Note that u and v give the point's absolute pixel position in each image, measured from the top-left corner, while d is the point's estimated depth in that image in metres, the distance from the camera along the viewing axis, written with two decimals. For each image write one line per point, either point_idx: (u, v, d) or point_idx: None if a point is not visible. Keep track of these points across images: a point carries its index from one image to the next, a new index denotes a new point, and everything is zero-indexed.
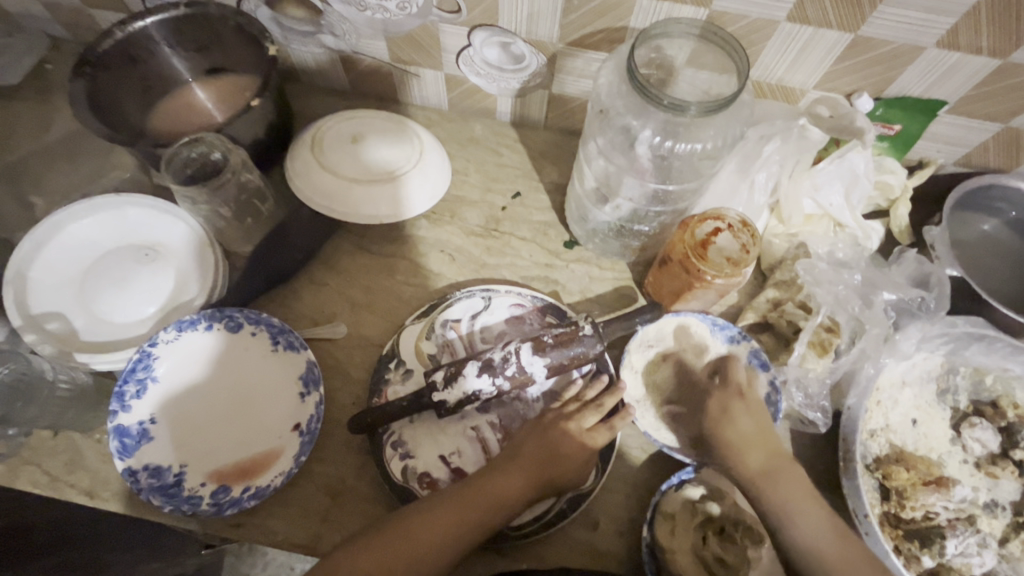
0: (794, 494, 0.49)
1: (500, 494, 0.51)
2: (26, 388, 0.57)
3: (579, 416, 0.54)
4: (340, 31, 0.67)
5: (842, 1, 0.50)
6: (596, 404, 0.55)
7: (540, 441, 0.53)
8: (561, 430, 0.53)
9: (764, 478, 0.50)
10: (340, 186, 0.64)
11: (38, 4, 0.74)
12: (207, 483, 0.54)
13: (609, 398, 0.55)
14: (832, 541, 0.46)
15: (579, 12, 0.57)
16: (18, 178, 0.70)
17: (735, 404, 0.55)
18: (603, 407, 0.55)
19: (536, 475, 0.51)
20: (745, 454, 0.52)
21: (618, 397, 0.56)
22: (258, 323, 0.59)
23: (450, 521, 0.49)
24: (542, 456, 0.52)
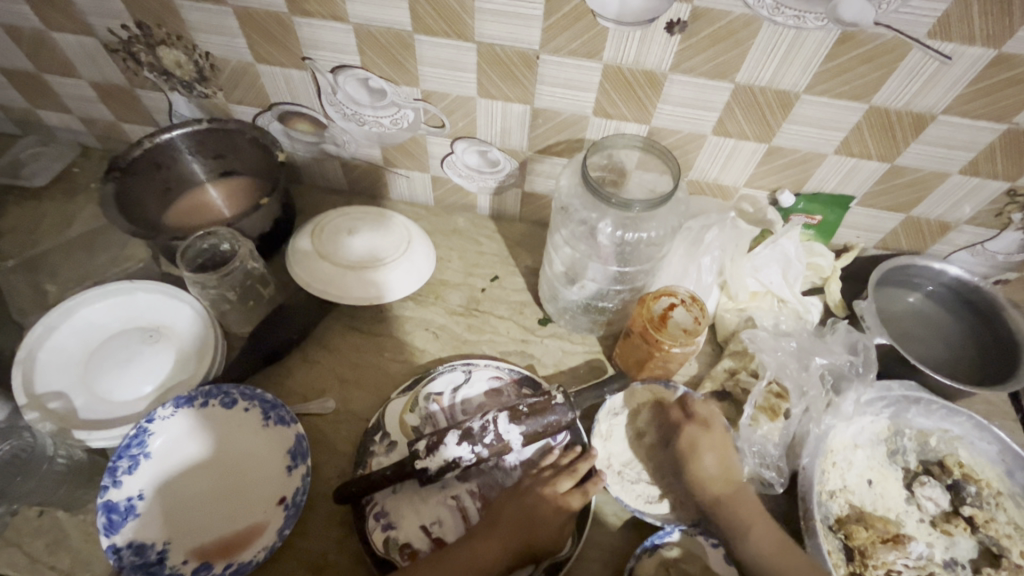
0: (752, 515, 0.56)
1: (483, 564, 0.53)
2: (25, 463, 0.60)
3: (552, 482, 0.57)
4: (340, 141, 0.78)
5: (753, 121, 0.62)
6: (570, 471, 0.58)
7: (517, 507, 0.56)
8: (537, 498, 0.56)
9: (729, 503, 0.57)
10: (336, 272, 0.71)
11: (76, 119, 0.85)
12: (189, 560, 0.55)
13: (582, 464, 0.59)
14: (781, 549, 0.54)
15: (543, 128, 0.69)
16: (36, 268, 0.76)
17: (707, 442, 0.60)
18: (576, 474, 0.58)
19: (514, 544, 0.54)
20: (709, 483, 0.58)
21: (590, 463, 0.59)
22: (252, 399, 0.62)
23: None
24: (518, 524, 0.55)
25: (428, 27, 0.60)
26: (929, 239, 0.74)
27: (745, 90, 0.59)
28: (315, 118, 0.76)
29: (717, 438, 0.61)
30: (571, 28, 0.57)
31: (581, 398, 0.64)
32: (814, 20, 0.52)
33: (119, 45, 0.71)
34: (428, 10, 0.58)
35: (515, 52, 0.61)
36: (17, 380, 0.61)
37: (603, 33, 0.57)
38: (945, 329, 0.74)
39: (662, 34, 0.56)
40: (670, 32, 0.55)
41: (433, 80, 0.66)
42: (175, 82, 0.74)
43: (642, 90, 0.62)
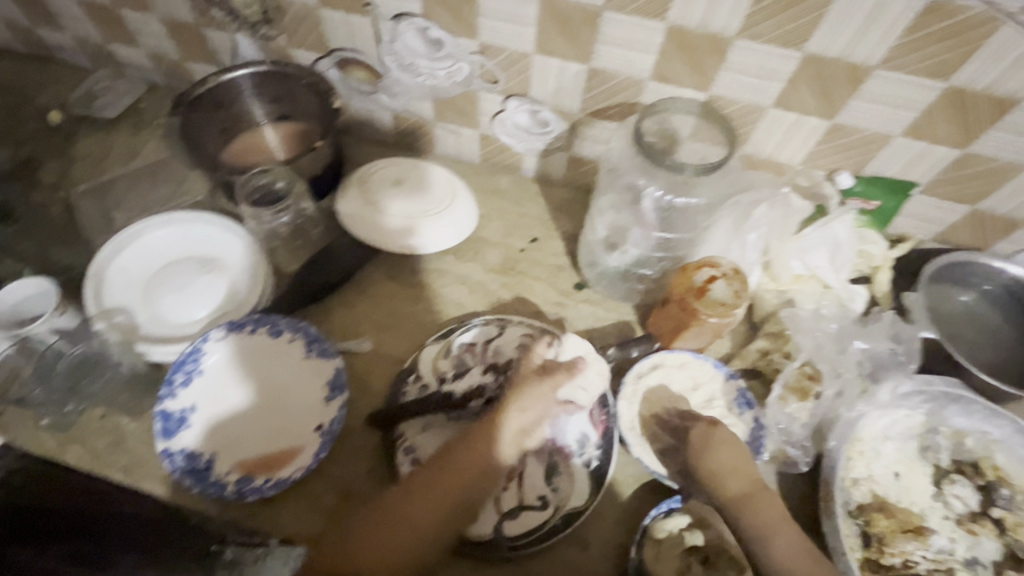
0: (775, 518, 0.53)
1: (456, 488, 0.54)
2: (92, 364, 0.65)
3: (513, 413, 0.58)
4: (394, 92, 0.79)
5: (818, 93, 0.60)
6: (517, 401, 0.58)
7: (510, 430, 0.57)
8: (501, 424, 0.57)
9: (742, 504, 0.54)
10: (385, 220, 0.73)
11: (146, 55, 0.88)
12: (232, 471, 0.60)
13: (527, 396, 0.59)
14: (803, 552, 0.52)
15: (597, 89, 0.68)
16: (104, 194, 0.81)
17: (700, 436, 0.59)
18: (525, 405, 0.58)
19: (485, 464, 0.56)
20: (728, 483, 0.56)
21: (542, 405, 0.59)
22: (297, 331, 0.66)
23: (399, 528, 0.52)
24: (517, 435, 0.57)
25: None
26: (992, 236, 0.71)
27: (813, 61, 0.57)
28: (372, 67, 0.77)
29: (731, 438, 0.59)
30: None
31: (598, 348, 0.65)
32: None
33: None
34: None
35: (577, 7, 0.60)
36: (89, 293, 0.66)
37: None
38: (997, 331, 0.71)
39: None
40: None
41: (491, 33, 0.66)
42: (240, 22, 0.76)
43: (704, 55, 0.60)
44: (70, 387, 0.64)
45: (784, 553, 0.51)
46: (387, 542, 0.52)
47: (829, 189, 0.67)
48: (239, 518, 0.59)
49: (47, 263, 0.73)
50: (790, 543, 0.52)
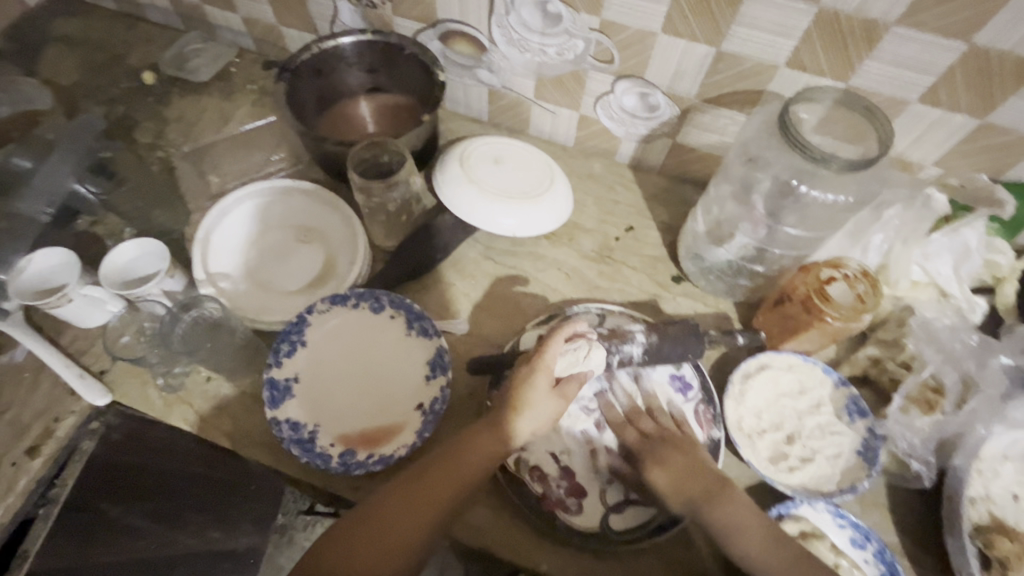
0: (741, 524, 0.52)
1: (436, 501, 0.52)
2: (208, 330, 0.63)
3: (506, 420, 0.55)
4: (496, 67, 0.77)
5: (976, 88, 0.56)
6: (508, 406, 0.55)
7: (496, 438, 0.54)
8: (489, 433, 0.54)
9: (711, 506, 0.53)
10: (480, 199, 0.70)
11: (241, 19, 0.87)
12: (335, 444, 0.59)
13: (536, 396, 0.55)
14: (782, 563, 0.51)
15: (721, 74, 0.65)
16: (199, 158, 0.81)
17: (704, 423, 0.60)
18: (517, 413, 0.54)
19: (473, 474, 0.53)
20: (690, 484, 0.54)
21: (544, 408, 0.55)
22: (399, 307, 0.65)
23: (392, 543, 0.50)
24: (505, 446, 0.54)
25: None
26: None
27: (978, 54, 0.53)
28: (477, 40, 0.74)
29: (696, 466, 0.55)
30: None
31: (705, 335, 0.63)
32: None
33: None
34: None
35: None
36: (196, 256, 0.66)
37: None
38: None
39: None
40: None
41: (618, 9, 0.63)
42: None
43: (854, 42, 0.56)
44: (189, 349, 0.61)
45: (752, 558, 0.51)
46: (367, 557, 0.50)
47: (1001, 193, 0.61)
48: (343, 492, 0.59)
49: (148, 226, 0.73)
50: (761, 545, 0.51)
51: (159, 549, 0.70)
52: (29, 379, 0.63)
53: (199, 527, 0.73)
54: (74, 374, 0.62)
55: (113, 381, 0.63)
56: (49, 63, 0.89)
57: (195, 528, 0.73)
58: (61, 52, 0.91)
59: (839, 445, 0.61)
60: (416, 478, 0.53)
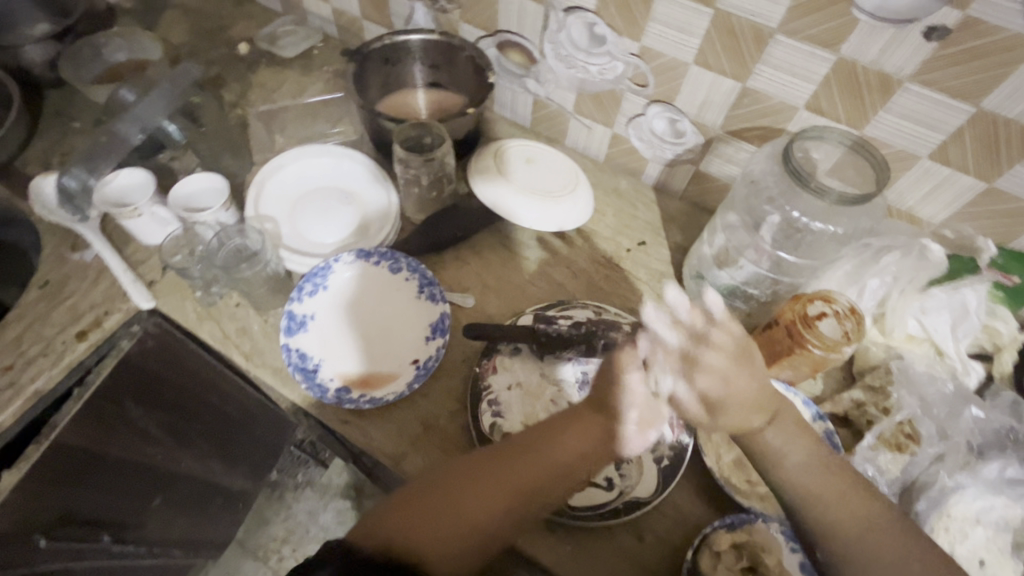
0: (797, 443, 0.54)
1: (530, 484, 0.54)
2: (242, 257, 0.71)
3: (597, 416, 0.57)
4: (543, 79, 0.84)
5: (982, 152, 0.59)
6: (603, 403, 0.57)
7: (587, 434, 0.56)
8: (577, 432, 0.56)
9: (756, 442, 0.55)
10: (510, 191, 0.77)
11: (331, 9, 0.98)
12: (335, 379, 0.66)
13: (631, 392, 0.56)
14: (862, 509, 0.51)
15: (744, 109, 0.70)
16: (271, 120, 0.91)
17: (741, 349, 0.55)
18: (610, 413, 0.56)
19: (557, 472, 0.54)
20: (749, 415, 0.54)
21: (635, 400, 0.56)
22: (414, 272, 0.71)
23: (470, 513, 0.52)
24: (601, 441, 0.56)
25: None
26: None
27: (985, 118, 0.56)
28: (530, 52, 0.82)
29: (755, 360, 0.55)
30: (819, 14, 0.57)
31: None
32: None
33: None
34: None
35: (750, 26, 0.62)
36: (250, 198, 0.76)
37: (852, 25, 0.56)
38: None
39: (917, 38, 0.54)
40: (927, 38, 0.54)
41: (656, 38, 0.69)
42: None
43: (868, 94, 0.60)
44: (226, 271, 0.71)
45: (795, 471, 0.53)
46: (456, 517, 0.52)
47: (984, 245, 0.64)
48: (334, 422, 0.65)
49: (218, 168, 0.83)
50: (803, 457, 0.53)
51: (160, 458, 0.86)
52: (92, 276, 0.72)
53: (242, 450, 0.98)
54: (128, 279, 0.71)
55: (159, 290, 0.72)
56: (166, 24, 1.04)
57: (161, 441, 0.85)
58: (177, 16, 1.05)
59: None
60: (498, 462, 0.54)
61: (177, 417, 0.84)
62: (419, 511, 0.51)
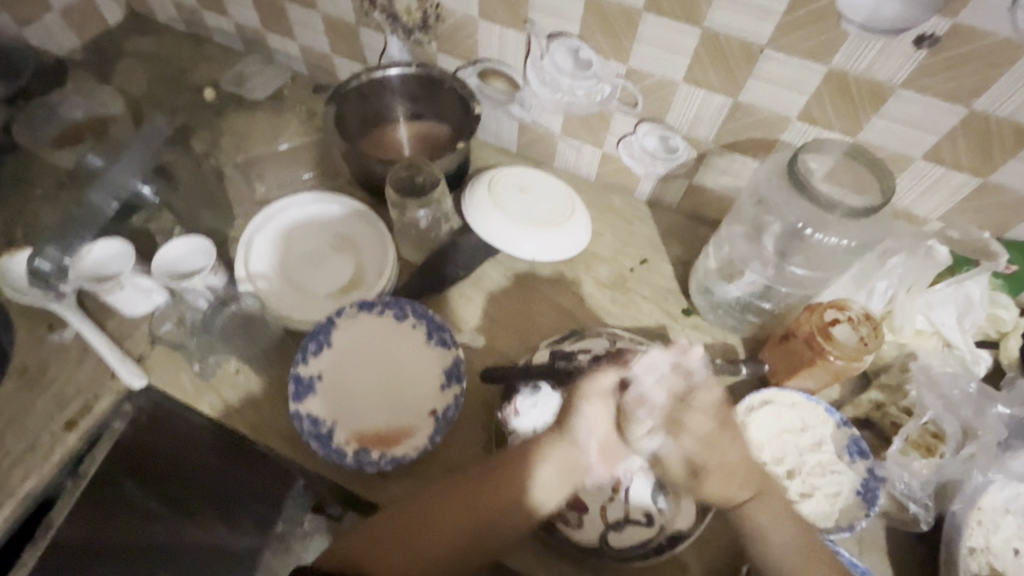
0: (774, 517, 0.55)
1: (467, 509, 0.56)
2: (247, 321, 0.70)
3: (560, 443, 0.58)
4: (528, 104, 0.83)
5: (974, 150, 0.60)
6: (560, 426, 0.58)
7: (549, 461, 0.57)
8: (542, 457, 0.57)
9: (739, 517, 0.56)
10: (508, 224, 0.74)
11: (298, 46, 0.95)
12: (351, 442, 0.62)
13: (587, 418, 0.57)
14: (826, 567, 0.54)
15: (737, 123, 0.70)
16: (248, 168, 0.87)
17: (719, 414, 0.56)
18: (571, 439, 0.57)
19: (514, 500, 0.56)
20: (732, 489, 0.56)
21: (587, 430, 0.57)
22: (421, 318, 0.68)
23: (423, 546, 0.55)
24: (562, 470, 0.57)
25: (660, 6, 0.62)
26: None
27: (978, 119, 0.57)
28: (513, 78, 0.81)
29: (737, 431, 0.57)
30: (808, 28, 0.57)
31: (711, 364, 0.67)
32: None
33: None
34: None
35: (739, 43, 0.62)
36: (240, 257, 0.72)
37: (842, 37, 0.57)
38: None
39: (907, 46, 0.55)
40: (917, 45, 0.54)
41: (644, 59, 0.69)
42: (397, 26, 0.81)
43: (861, 102, 0.61)
44: (225, 337, 0.69)
45: (777, 550, 0.54)
46: (413, 544, 0.55)
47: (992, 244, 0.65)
48: (349, 484, 0.63)
49: (197, 225, 0.79)
50: (785, 539, 0.55)
51: (168, 539, 0.67)
52: (74, 357, 0.68)
53: (210, 522, 0.69)
54: (116, 356, 0.66)
55: (150, 365, 0.68)
56: (122, 74, 0.99)
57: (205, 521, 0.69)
58: (133, 65, 1.00)
59: (838, 484, 0.62)
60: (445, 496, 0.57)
61: (190, 486, 0.70)
62: (362, 542, 0.55)
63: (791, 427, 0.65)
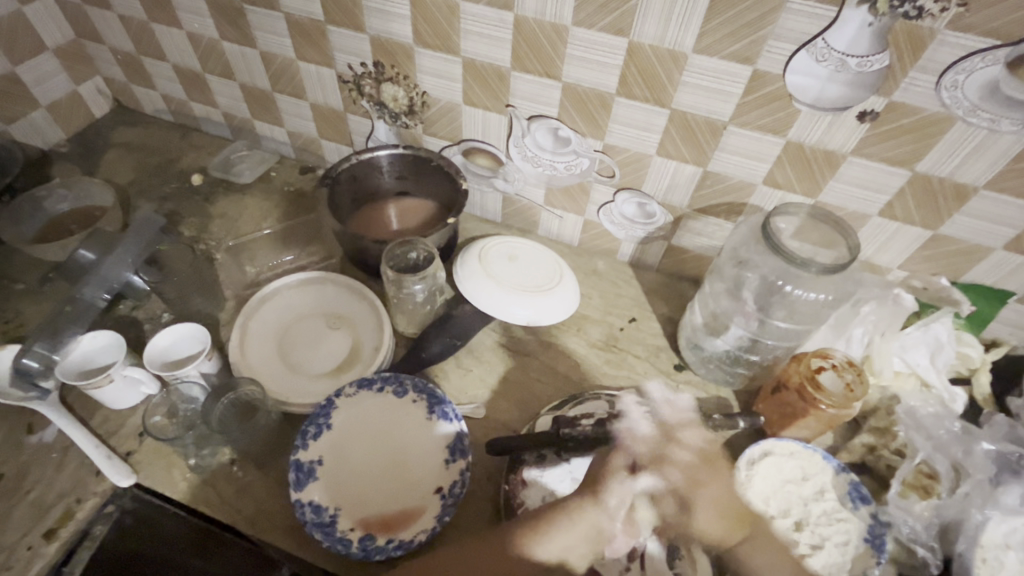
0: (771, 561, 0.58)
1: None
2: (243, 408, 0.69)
3: (589, 511, 0.55)
4: (511, 178, 0.87)
5: (922, 207, 0.66)
6: (592, 494, 0.56)
7: (577, 530, 0.54)
8: (576, 517, 0.54)
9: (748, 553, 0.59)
10: (500, 292, 0.76)
11: (285, 132, 0.98)
12: (356, 529, 0.60)
13: (619, 488, 0.56)
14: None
15: (708, 189, 0.75)
16: (238, 251, 0.88)
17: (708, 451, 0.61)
18: (602, 506, 0.55)
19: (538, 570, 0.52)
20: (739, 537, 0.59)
21: (619, 496, 0.56)
22: (421, 392, 0.68)
23: None
24: (589, 540, 0.55)
25: (631, 91, 0.69)
26: None
27: (922, 180, 0.64)
28: (496, 156, 0.85)
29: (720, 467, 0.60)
30: (765, 107, 0.64)
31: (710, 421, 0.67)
32: (1009, 125, 0.56)
33: (351, 77, 0.83)
34: (637, 78, 0.67)
35: (705, 121, 0.68)
36: (234, 342, 0.72)
37: (795, 114, 0.63)
38: None
39: (852, 120, 0.62)
40: (861, 120, 0.61)
41: (618, 136, 0.74)
42: (384, 112, 0.86)
43: (818, 168, 0.67)
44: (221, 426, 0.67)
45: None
46: None
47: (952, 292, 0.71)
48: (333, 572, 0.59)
49: (187, 311, 0.79)
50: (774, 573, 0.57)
51: None
52: (56, 459, 0.64)
53: None
54: (102, 455, 0.63)
55: (139, 462, 0.65)
56: (108, 165, 1.01)
57: None
58: (120, 156, 1.02)
59: (846, 532, 0.62)
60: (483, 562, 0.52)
61: None
62: None
63: (793, 478, 0.66)
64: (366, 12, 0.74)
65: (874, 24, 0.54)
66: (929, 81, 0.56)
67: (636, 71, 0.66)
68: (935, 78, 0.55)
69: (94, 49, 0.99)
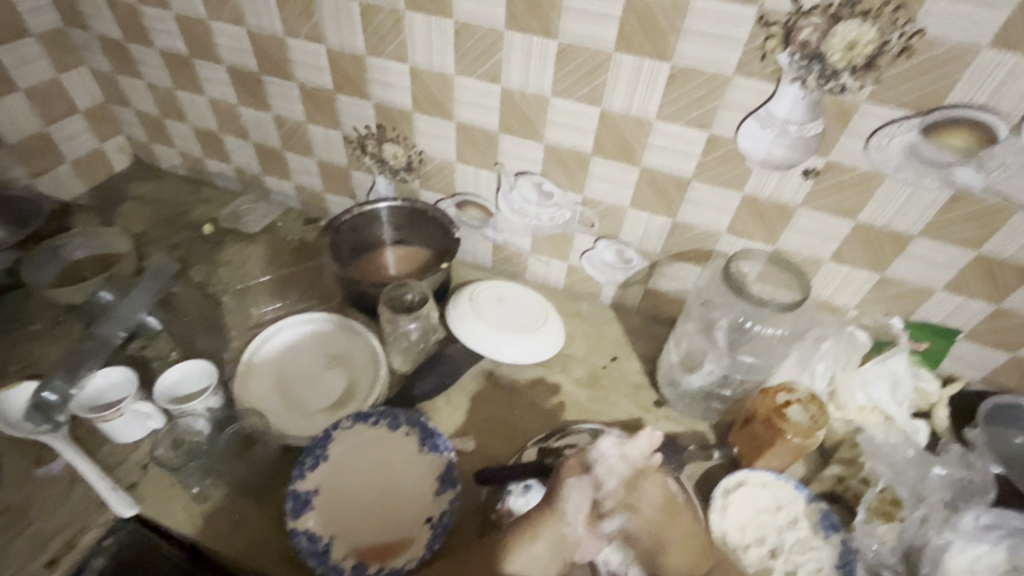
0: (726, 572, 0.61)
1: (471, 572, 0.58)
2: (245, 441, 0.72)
3: (549, 520, 0.60)
4: (500, 227, 0.95)
5: (868, 254, 0.74)
6: (550, 503, 0.60)
7: (540, 540, 0.59)
8: (532, 535, 0.59)
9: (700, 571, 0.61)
10: (490, 331, 0.82)
11: (292, 186, 1.06)
12: (348, 557, 0.63)
13: (574, 496, 0.60)
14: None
15: (678, 238, 0.83)
16: (244, 294, 0.94)
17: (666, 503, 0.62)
18: (558, 513, 0.60)
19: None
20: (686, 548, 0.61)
21: (575, 502, 0.60)
22: (414, 425, 0.72)
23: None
24: (553, 547, 0.59)
25: (605, 151, 0.77)
26: None
27: (864, 228, 0.71)
28: (486, 207, 0.93)
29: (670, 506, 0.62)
30: (722, 165, 0.73)
31: None
32: (931, 180, 0.64)
33: (356, 138, 0.92)
34: (609, 138, 0.76)
35: (671, 178, 0.77)
36: (238, 379, 0.77)
37: (748, 171, 0.72)
38: None
39: (798, 177, 0.70)
40: (805, 176, 0.69)
41: (596, 189, 0.83)
42: (385, 168, 0.95)
43: (773, 219, 0.75)
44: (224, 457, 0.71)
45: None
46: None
47: (897, 329, 0.78)
48: None
49: (193, 350, 0.83)
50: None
51: None
52: (61, 491, 0.67)
53: None
54: (105, 486, 0.65)
55: (140, 493, 0.67)
56: (124, 215, 1.08)
57: None
58: (136, 207, 1.10)
59: (818, 560, 0.65)
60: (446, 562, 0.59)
61: None
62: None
63: (767, 507, 0.69)
64: (370, 83, 0.84)
65: (807, 97, 0.63)
66: (858, 143, 0.64)
67: (608, 134, 0.75)
68: (863, 141, 0.64)
69: (121, 112, 1.09)
